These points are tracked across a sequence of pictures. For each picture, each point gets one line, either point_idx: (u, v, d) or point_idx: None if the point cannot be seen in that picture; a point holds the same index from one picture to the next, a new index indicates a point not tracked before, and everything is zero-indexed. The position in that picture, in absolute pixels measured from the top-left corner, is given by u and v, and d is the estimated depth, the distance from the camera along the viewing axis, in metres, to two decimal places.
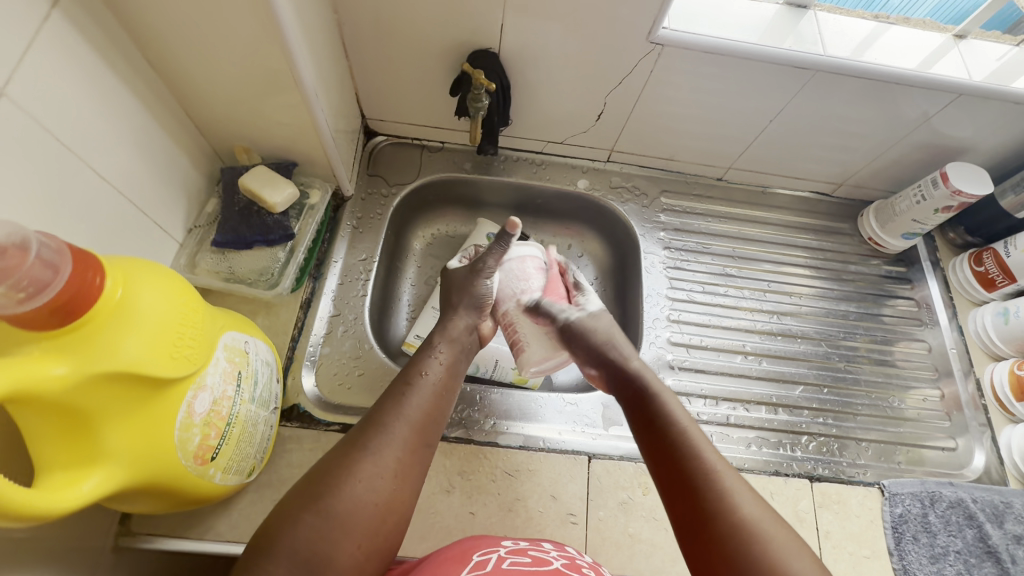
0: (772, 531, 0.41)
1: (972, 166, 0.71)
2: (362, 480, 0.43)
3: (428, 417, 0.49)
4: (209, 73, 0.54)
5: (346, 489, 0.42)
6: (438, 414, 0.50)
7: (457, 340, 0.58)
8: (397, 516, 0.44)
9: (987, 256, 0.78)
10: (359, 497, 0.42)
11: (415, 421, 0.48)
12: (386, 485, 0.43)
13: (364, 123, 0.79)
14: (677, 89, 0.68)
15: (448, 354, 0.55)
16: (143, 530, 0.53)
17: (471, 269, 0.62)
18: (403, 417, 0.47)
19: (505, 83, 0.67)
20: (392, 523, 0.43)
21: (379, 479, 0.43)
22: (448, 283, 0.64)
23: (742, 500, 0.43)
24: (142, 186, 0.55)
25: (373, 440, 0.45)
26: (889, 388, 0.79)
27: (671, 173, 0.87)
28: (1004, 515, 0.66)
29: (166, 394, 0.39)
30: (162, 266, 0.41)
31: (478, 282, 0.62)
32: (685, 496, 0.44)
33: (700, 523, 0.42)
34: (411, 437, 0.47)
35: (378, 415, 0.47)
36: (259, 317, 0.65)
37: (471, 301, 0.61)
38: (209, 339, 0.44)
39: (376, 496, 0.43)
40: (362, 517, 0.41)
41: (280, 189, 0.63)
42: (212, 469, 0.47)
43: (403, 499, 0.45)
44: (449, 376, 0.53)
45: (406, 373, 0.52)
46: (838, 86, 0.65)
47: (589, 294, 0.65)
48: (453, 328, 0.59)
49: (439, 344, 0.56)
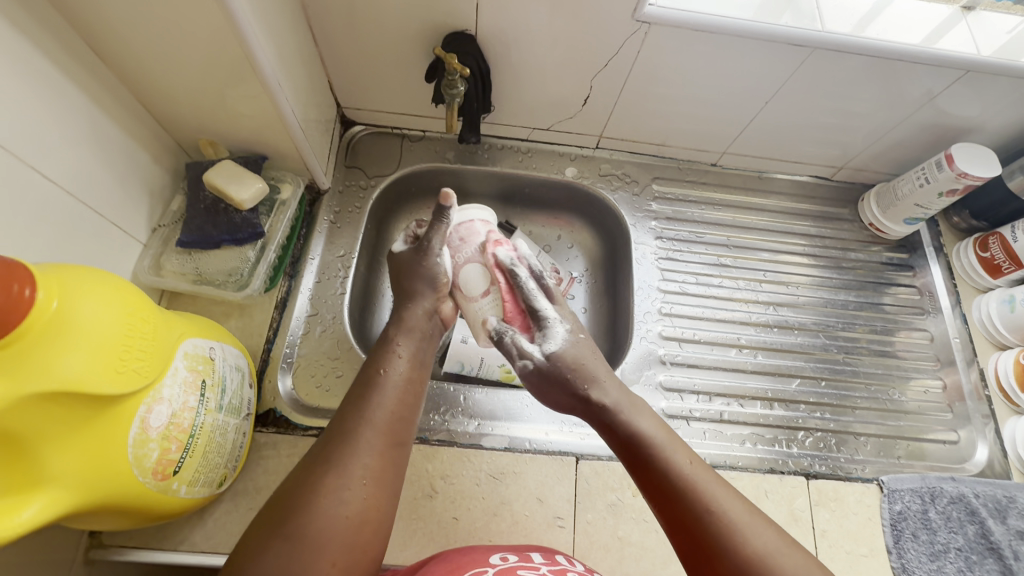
0: (786, 559, 0.39)
1: (979, 147, 0.68)
2: (330, 494, 0.38)
3: (394, 415, 0.44)
4: (162, 64, 0.51)
5: (312, 508, 0.37)
6: (407, 411, 0.46)
7: (415, 331, 0.52)
8: (376, 524, 0.40)
9: (993, 242, 0.75)
10: (329, 512, 0.38)
11: (380, 423, 0.43)
12: (356, 494, 0.39)
13: (340, 112, 0.75)
14: (666, 70, 0.65)
15: (408, 346, 0.51)
16: (114, 543, 0.51)
17: (416, 253, 0.57)
18: (367, 421, 0.43)
19: (483, 67, 0.64)
20: (372, 533, 0.39)
21: (347, 489, 0.39)
22: (397, 267, 0.58)
23: (749, 526, 0.40)
24: (98, 186, 0.52)
25: (337, 452, 0.40)
26: (890, 379, 0.76)
27: (663, 159, 0.83)
28: (1008, 510, 0.63)
29: (113, 411, 0.38)
30: (105, 275, 0.39)
31: (426, 260, 0.56)
32: (687, 529, 0.42)
33: (708, 558, 0.40)
34: (379, 440, 0.42)
35: (340, 424, 0.43)
36: (232, 319, 0.63)
37: (424, 283, 0.55)
38: (163, 349, 0.42)
39: (347, 508, 0.38)
40: (335, 532, 0.37)
41: (248, 185, 0.60)
42: (176, 483, 0.44)
43: (379, 506, 0.40)
44: (414, 369, 0.49)
45: (366, 372, 0.47)
46: (837, 64, 0.61)
47: (550, 325, 0.54)
48: (412, 318, 0.53)
49: (397, 337, 0.51)
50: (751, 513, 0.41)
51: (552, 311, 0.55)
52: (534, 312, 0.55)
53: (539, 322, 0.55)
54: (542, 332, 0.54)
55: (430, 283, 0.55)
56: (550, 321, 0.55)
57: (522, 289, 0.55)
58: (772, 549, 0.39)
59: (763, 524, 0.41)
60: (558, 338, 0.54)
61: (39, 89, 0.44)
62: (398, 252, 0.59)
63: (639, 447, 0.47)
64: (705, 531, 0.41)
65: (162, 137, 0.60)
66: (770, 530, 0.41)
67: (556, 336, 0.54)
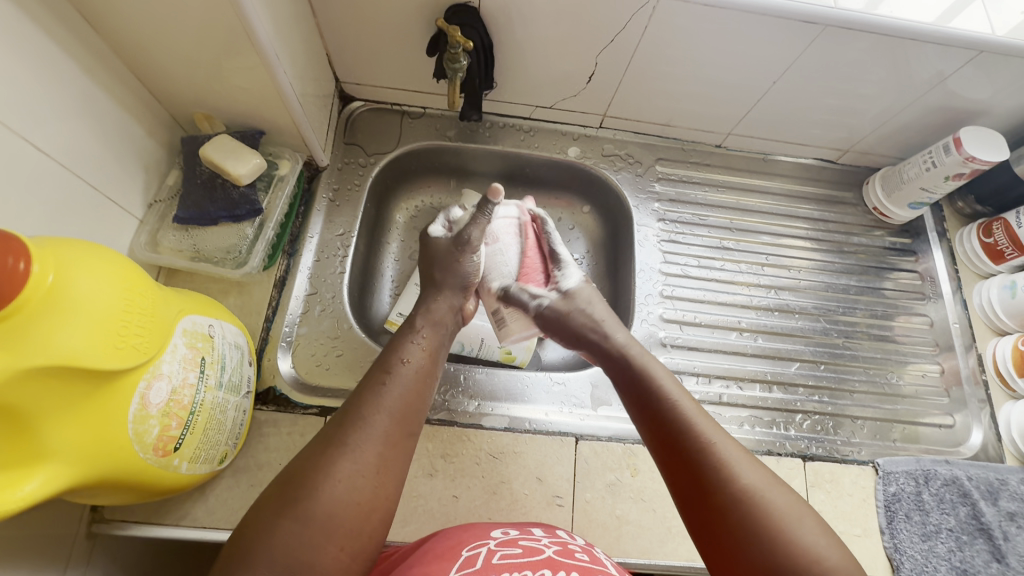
0: (801, 520, 0.38)
1: (988, 130, 0.67)
2: (342, 479, 0.38)
3: (409, 406, 0.44)
4: (154, 32, 0.49)
5: (324, 490, 0.37)
6: (422, 402, 0.45)
7: (441, 324, 0.53)
8: (384, 513, 0.39)
9: (996, 227, 0.74)
10: (339, 496, 0.37)
11: (396, 411, 0.43)
12: (368, 482, 0.39)
13: (338, 87, 0.73)
14: (673, 46, 0.63)
15: (430, 337, 0.51)
16: (115, 518, 0.51)
17: (453, 244, 0.57)
18: (383, 409, 0.42)
19: (486, 41, 0.62)
20: (379, 521, 0.39)
21: (360, 477, 0.39)
22: (428, 261, 0.58)
23: (741, 465, 0.41)
24: (92, 159, 0.50)
25: (353, 437, 0.40)
26: (888, 363, 0.76)
27: (667, 139, 0.82)
28: (1000, 492, 0.65)
29: (113, 385, 0.37)
30: (101, 248, 0.38)
31: (461, 256, 0.57)
32: (687, 470, 0.42)
33: (708, 504, 0.40)
34: (394, 428, 0.42)
35: (356, 409, 0.42)
36: (230, 297, 0.62)
37: (456, 279, 0.56)
38: (162, 324, 0.41)
39: (359, 495, 0.38)
40: (344, 518, 0.37)
41: (245, 160, 0.59)
42: (176, 459, 0.44)
43: (387, 494, 0.40)
44: (433, 362, 0.49)
45: (385, 360, 0.47)
46: (849, 43, 0.59)
47: (568, 267, 0.60)
48: (436, 311, 0.54)
49: (421, 327, 0.51)
50: (769, 476, 0.41)
51: (568, 256, 0.61)
52: (553, 255, 0.61)
53: (560, 264, 0.60)
54: (560, 271, 0.60)
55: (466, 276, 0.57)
56: (566, 264, 0.61)
57: (547, 239, 0.61)
58: (790, 511, 0.39)
59: (782, 487, 0.40)
60: (571, 278, 0.59)
61: (29, 56, 0.42)
62: (434, 237, 0.59)
63: (658, 406, 0.46)
64: (717, 492, 0.40)
65: (157, 110, 0.59)
66: (787, 492, 0.40)
67: (571, 276, 0.60)
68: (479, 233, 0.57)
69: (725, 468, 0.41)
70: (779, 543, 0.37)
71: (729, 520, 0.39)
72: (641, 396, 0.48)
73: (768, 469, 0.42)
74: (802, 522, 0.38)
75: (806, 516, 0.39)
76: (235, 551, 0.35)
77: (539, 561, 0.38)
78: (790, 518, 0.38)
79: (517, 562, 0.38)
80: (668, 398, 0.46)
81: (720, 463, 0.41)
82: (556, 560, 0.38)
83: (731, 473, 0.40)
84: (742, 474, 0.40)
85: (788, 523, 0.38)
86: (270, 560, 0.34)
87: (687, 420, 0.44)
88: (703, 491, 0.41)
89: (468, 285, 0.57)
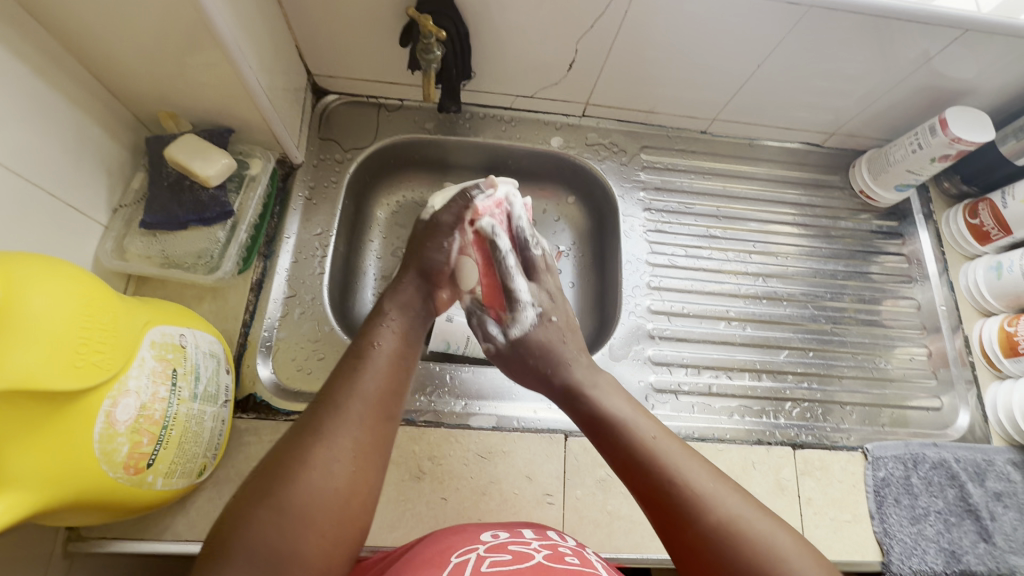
0: (782, 544, 0.37)
1: (974, 111, 0.66)
2: (319, 466, 0.37)
3: (387, 389, 0.43)
4: (108, 29, 0.46)
5: (300, 478, 0.36)
6: (399, 385, 0.44)
7: (410, 305, 0.51)
8: (365, 497, 0.38)
9: (982, 208, 0.74)
10: (318, 483, 0.36)
11: (371, 395, 0.42)
12: (345, 467, 0.38)
13: (311, 81, 0.71)
14: (654, 30, 0.61)
15: (401, 321, 0.49)
16: (94, 534, 0.50)
17: (427, 229, 0.56)
18: (359, 392, 0.41)
19: (461, 30, 0.60)
20: (360, 505, 0.38)
21: (337, 461, 0.37)
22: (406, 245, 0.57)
23: (712, 495, 0.40)
24: (49, 166, 0.48)
25: (328, 423, 0.39)
26: (876, 348, 0.76)
27: (652, 127, 0.80)
28: (986, 473, 0.65)
29: (75, 406, 0.36)
30: (56, 263, 0.36)
31: (433, 241, 0.55)
32: (656, 502, 0.41)
33: (682, 537, 0.39)
34: (371, 412, 0.41)
35: (330, 394, 0.41)
36: (206, 303, 0.60)
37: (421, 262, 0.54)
38: (125, 340, 0.40)
39: (336, 481, 0.37)
40: (322, 504, 0.36)
41: (213, 160, 0.56)
42: (151, 476, 0.43)
43: (368, 479, 0.39)
44: (407, 344, 0.47)
45: (357, 346, 0.45)
46: (835, 24, 0.58)
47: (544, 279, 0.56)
48: (405, 296, 0.52)
49: (390, 310, 0.50)
50: (739, 497, 0.40)
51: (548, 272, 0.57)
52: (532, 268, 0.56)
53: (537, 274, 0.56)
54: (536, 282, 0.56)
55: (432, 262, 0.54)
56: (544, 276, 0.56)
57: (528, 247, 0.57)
58: (767, 532, 0.38)
59: (756, 510, 0.39)
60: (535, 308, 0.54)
61: None
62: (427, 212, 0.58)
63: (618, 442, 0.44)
64: (690, 526, 0.39)
65: (118, 110, 0.56)
66: (761, 513, 0.39)
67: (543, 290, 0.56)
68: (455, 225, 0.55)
69: (697, 502, 0.40)
70: (762, 571, 0.36)
71: (706, 553, 0.38)
72: (604, 430, 0.45)
73: (739, 491, 0.40)
74: (787, 545, 0.37)
75: (787, 538, 0.38)
76: (210, 544, 0.34)
77: (530, 566, 0.37)
78: (770, 542, 0.37)
79: (507, 568, 0.37)
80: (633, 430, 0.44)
81: (689, 496, 0.40)
82: (546, 565, 0.38)
83: (704, 506, 0.39)
84: (713, 506, 0.39)
85: (770, 548, 0.37)
86: (245, 554, 0.33)
87: (652, 455, 0.42)
88: (678, 527, 0.39)
89: (438, 274, 0.54)
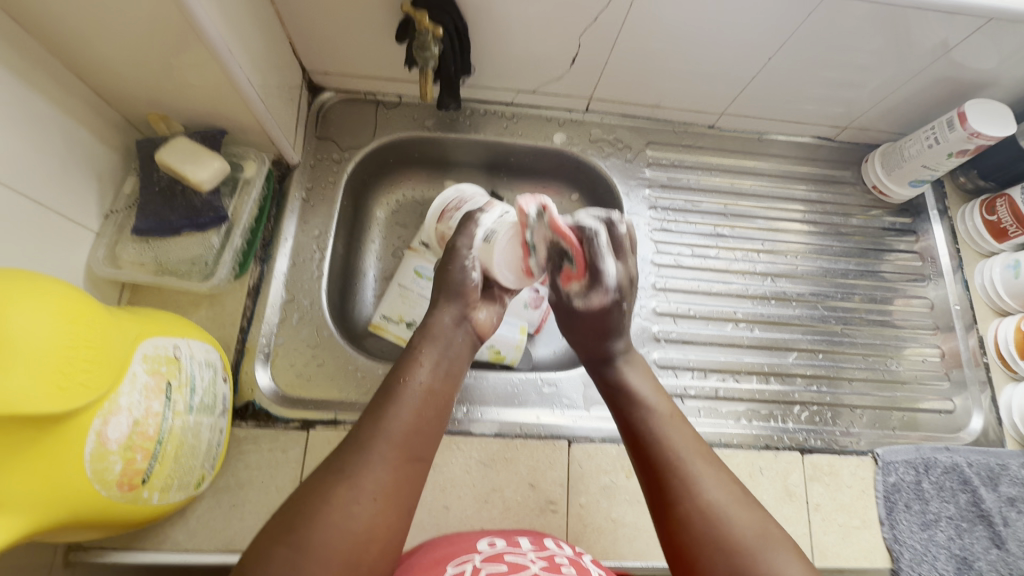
0: (773, 548, 0.38)
1: (995, 103, 0.63)
2: (340, 507, 0.36)
3: (414, 430, 0.40)
4: (90, 30, 0.44)
5: (320, 520, 0.35)
6: (427, 426, 0.41)
7: (442, 339, 0.46)
8: (384, 544, 0.37)
9: (1000, 204, 0.71)
10: (336, 526, 0.35)
11: (396, 436, 0.39)
12: (366, 510, 0.36)
13: (306, 78, 0.69)
14: (661, 22, 0.59)
15: (433, 353, 0.45)
16: (94, 545, 0.49)
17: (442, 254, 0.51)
18: (383, 435, 0.39)
19: (460, 25, 0.57)
20: (379, 550, 0.36)
21: (356, 504, 0.36)
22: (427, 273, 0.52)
23: (707, 479, 0.42)
24: (36, 173, 0.46)
25: (353, 464, 0.38)
26: (887, 349, 0.75)
27: (657, 122, 0.78)
28: (1000, 478, 0.64)
29: (60, 428, 0.35)
30: (39, 280, 0.35)
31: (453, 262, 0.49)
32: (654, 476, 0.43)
33: (671, 512, 0.41)
34: (395, 454, 0.39)
35: (356, 435, 0.39)
36: (202, 309, 0.59)
37: (452, 288, 0.48)
38: (114, 355, 0.39)
39: (355, 524, 0.36)
40: (338, 550, 0.35)
41: (205, 164, 0.55)
42: (146, 492, 0.42)
43: (389, 524, 0.37)
44: (439, 379, 0.44)
45: (387, 380, 0.43)
46: (852, 13, 0.55)
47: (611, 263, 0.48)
48: (438, 326, 0.47)
49: (422, 343, 0.45)
50: (739, 492, 0.41)
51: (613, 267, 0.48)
52: (596, 271, 0.47)
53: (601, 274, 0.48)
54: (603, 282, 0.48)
55: (469, 282, 0.49)
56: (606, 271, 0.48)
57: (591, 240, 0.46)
58: (754, 530, 0.39)
59: (748, 506, 0.41)
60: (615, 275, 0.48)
61: None
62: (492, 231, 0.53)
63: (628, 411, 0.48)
64: (682, 503, 0.41)
65: (107, 112, 0.54)
66: (757, 514, 0.40)
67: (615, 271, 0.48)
68: (467, 240, 0.50)
69: (690, 486, 0.41)
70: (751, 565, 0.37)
71: (691, 531, 0.40)
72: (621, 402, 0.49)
73: (737, 484, 0.42)
74: (782, 553, 0.38)
75: (785, 547, 0.39)
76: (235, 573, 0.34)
77: None
78: (756, 542, 0.38)
79: None
80: (646, 405, 0.47)
81: (687, 476, 0.42)
82: None
83: (698, 488, 0.41)
84: (706, 490, 0.41)
85: (755, 547, 0.38)
86: None
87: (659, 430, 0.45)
88: (668, 503, 0.42)
89: (470, 292, 0.49)
